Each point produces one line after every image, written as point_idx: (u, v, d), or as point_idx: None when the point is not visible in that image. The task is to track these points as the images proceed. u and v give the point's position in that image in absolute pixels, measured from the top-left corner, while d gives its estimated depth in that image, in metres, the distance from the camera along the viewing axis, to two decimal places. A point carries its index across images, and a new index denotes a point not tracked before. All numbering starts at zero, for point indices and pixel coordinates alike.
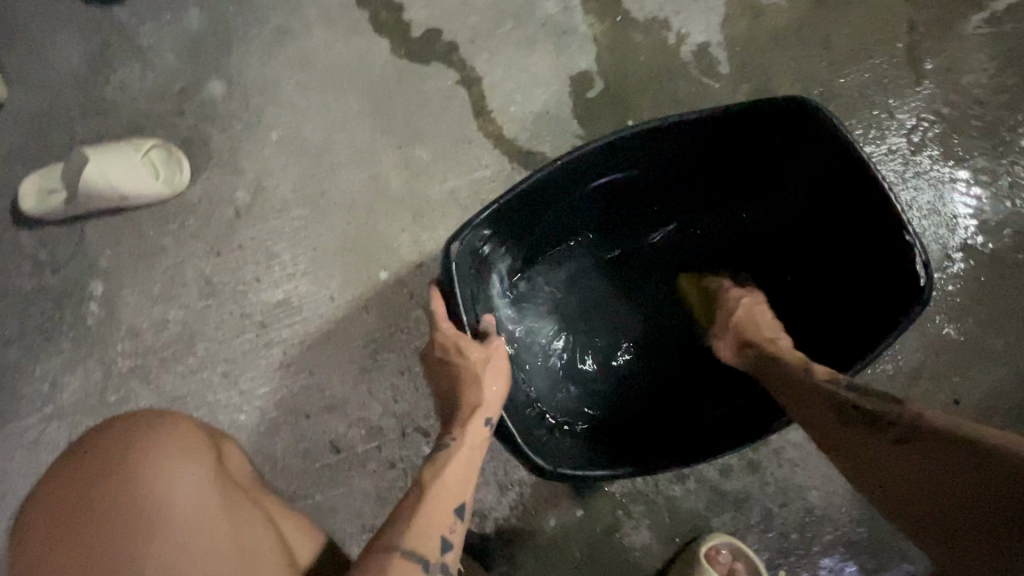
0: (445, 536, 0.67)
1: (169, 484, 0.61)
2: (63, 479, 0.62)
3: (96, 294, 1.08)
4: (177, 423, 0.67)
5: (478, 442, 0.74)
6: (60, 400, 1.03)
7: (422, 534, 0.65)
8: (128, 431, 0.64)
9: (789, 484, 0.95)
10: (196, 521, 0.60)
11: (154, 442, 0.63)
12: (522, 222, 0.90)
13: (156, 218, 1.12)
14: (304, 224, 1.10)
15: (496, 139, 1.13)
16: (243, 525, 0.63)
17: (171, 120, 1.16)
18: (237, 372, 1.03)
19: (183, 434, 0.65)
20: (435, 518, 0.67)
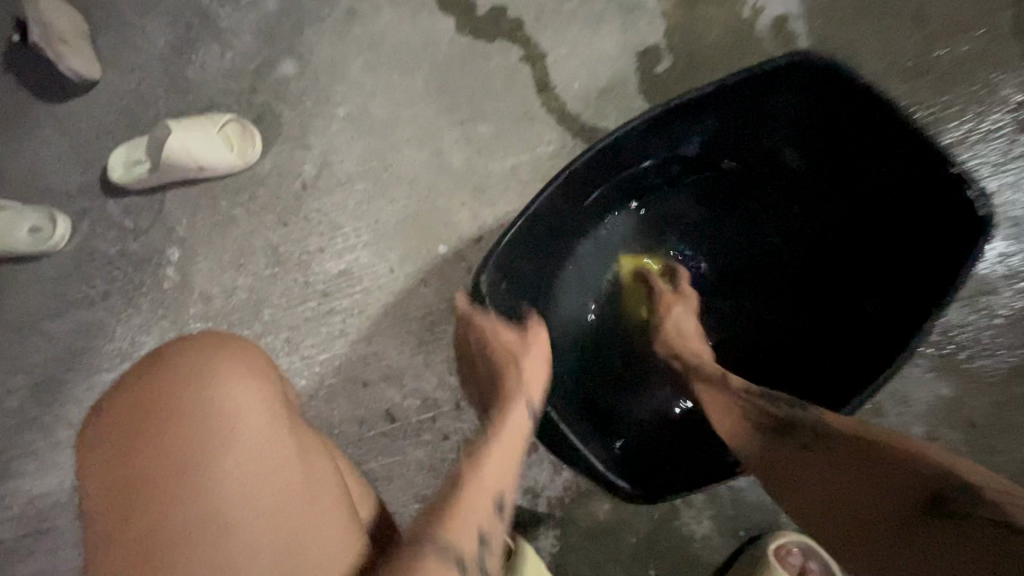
0: (484, 531, 0.58)
1: (241, 401, 0.63)
2: (144, 385, 0.64)
3: (173, 260, 1.14)
4: (250, 349, 0.68)
5: (520, 424, 0.71)
6: (138, 358, 1.09)
7: (460, 529, 0.56)
8: (208, 346, 0.66)
9: None
10: (264, 438, 0.62)
11: (229, 361, 0.65)
12: (555, 214, 0.92)
13: (229, 190, 1.16)
14: (367, 198, 1.12)
15: (559, 116, 1.11)
16: (307, 451, 0.64)
17: (246, 97, 1.21)
18: (299, 339, 1.06)
19: (255, 359, 0.67)
20: (472, 505, 0.58)
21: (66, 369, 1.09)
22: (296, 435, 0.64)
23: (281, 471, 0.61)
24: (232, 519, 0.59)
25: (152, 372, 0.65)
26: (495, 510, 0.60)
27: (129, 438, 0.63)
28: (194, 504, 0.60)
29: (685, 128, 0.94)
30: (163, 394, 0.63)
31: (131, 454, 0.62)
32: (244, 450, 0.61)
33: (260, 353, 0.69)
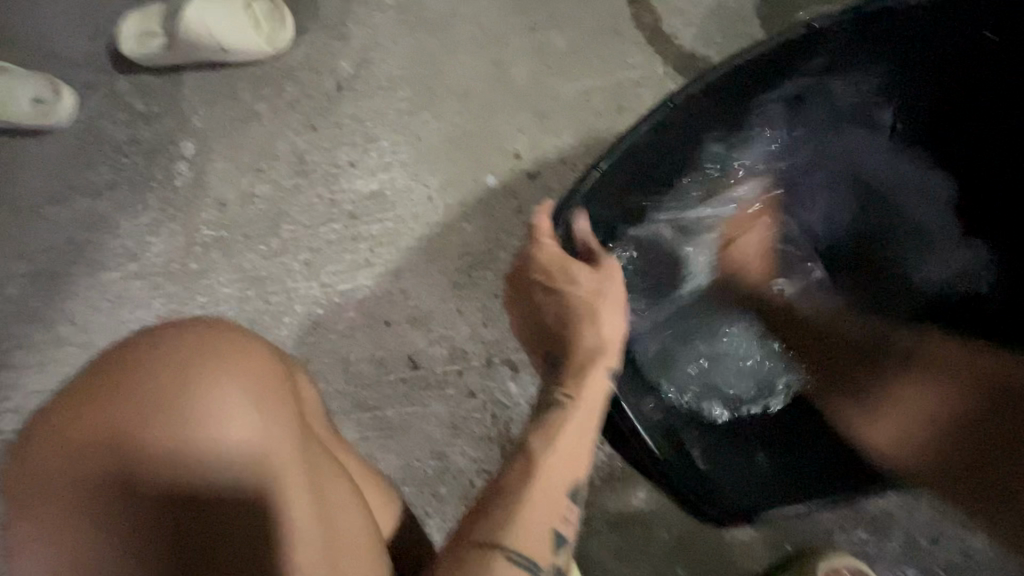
0: (556, 528, 0.56)
1: (240, 429, 0.53)
2: (111, 403, 0.53)
3: (187, 154, 1.01)
4: (255, 354, 0.56)
5: (596, 398, 0.63)
6: (145, 259, 0.99)
7: (530, 533, 0.54)
8: (195, 360, 0.54)
9: (943, 516, 0.78)
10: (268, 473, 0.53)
11: (230, 373, 0.54)
12: (668, 139, 0.73)
13: (253, 79, 1.00)
14: (409, 108, 0.95)
15: (652, 34, 0.91)
16: (321, 477, 0.55)
17: None
18: (319, 263, 0.94)
19: (259, 372, 0.55)
20: (543, 505, 0.56)
21: (68, 260, 1.00)
22: (311, 458, 0.56)
23: (290, 509, 0.53)
24: (233, 562, 0.51)
25: (124, 385, 0.53)
26: (569, 505, 0.58)
27: (99, 462, 0.52)
28: (188, 528, 0.52)
29: (824, 67, 0.74)
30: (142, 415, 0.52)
31: (105, 478, 0.51)
32: (252, 483, 0.52)
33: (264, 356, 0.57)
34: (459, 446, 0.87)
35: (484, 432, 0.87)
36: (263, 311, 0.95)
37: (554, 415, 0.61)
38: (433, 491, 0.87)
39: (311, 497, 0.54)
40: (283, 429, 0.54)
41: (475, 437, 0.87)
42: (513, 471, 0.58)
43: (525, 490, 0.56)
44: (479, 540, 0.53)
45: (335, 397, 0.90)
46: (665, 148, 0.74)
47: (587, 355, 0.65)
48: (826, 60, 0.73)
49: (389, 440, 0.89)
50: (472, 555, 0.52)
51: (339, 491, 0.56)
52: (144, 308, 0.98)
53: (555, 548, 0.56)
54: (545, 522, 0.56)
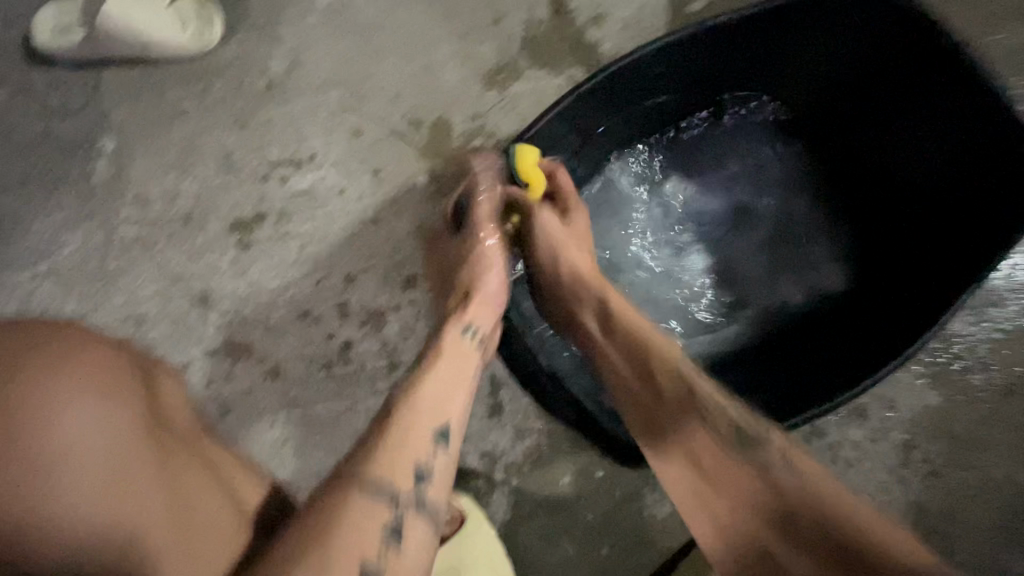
0: (423, 462, 0.53)
1: (71, 424, 0.42)
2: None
3: (106, 150, 0.98)
4: (100, 353, 0.46)
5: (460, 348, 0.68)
6: (57, 259, 0.95)
7: (384, 467, 0.51)
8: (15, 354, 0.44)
9: (838, 485, 0.85)
10: (114, 474, 0.43)
11: (65, 366, 0.44)
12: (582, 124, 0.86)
13: (178, 77, 0.99)
14: (341, 108, 0.97)
15: (573, 44, 0.97)
16: (173, 472, 0.46)
17: None
18: (247, 261, 0.93)
19: (94, 368, 0.45)
20: (401, 443, 0.54)
21: None
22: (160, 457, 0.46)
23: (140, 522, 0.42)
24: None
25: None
26: (431, 442, 0.55)
27: None
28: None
29: (719, 66, 0.90)
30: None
31: None
32: (69, 492, 0.41)
33: (105, 352, 0.47)
34: None
35: None
36: (187, 310, 0.92)
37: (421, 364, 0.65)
38: None
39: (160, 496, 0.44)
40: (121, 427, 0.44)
41: None
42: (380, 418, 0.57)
43: (393, 420, 0.56)
44: (329, 484, 0.50)
45: (263, 395, 0.89)
46: (590, 127, 0.88)
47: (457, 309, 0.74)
48: (721, 56, 0.88)
49: (318, 437, 0.88)
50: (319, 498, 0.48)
51: (195, 483, 0.48)
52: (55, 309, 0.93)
53: (417, 481, 0.52)
54: (401, 458, 0.52)
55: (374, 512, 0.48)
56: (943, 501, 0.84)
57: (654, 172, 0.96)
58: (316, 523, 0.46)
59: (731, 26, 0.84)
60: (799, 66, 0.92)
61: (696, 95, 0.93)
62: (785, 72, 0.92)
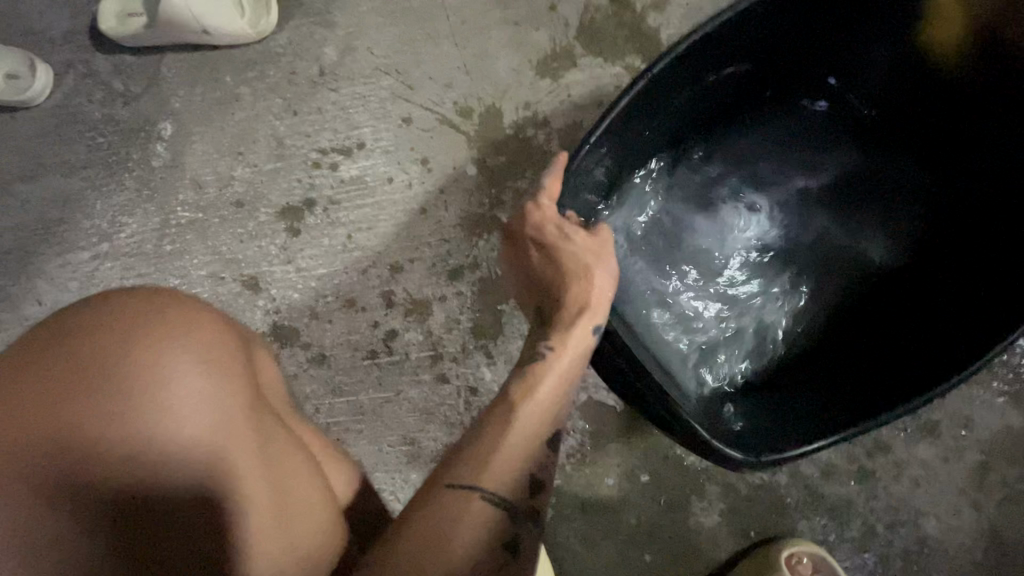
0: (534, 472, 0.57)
1: (177, 388, 0.52)
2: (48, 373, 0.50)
3: (165, 135, 1.00)
4: (206, 319, 0.56)
5: (582, 348, 0.64)
6: (117, 240, 0.98)
7: (500, 473, 0.55)
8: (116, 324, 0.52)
9: (903, 505, 0.79)
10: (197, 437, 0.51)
11: (166, 338, 0.53)
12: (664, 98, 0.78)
13: (234, 63, 1.00)
14: (391, 96, 0.96)
15: (631, 31, 0.93)
16: (272, 446, 0.55)
17: None
18: (296, 247, 0.94)
19: (217, 342, 0.55)
20: (518, 450, 0.57)
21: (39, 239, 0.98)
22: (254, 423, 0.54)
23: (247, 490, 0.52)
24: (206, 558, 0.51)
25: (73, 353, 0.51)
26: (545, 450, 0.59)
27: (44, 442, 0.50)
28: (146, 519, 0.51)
29: (769, 56, 0.83)
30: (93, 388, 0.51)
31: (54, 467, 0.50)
32: (212, 453, 0.51)
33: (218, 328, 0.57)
34: (432, 430, 0.87)
35: (457, 418, 0.87)
36: (238, 293, 0.94)
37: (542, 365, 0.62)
38: (404, 475, 0.87)
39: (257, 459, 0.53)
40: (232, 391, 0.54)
41: (448, 422, 0.87)
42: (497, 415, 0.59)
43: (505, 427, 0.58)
44: (451, 481, 0.54)
45: (308, 380, 0.90)
46: (641, 129, 0.80)
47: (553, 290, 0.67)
48: (781, 41, 0.81)
49: (360, 425, 0.88)
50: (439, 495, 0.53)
51: (292, 459, 0.56)
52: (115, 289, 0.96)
53: (526, 493, 0.56)
54: (515, 468, 0.56)
55: (488, 518, 0.53)
56: (1021, 528, 0.78)
57: (711, 157, 0.92)
58: (437, 518, 0.52)
59: (789, 11, 0.77)
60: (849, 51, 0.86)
61: (743, 87, 0.87)
62: (835, 58, 0.87)
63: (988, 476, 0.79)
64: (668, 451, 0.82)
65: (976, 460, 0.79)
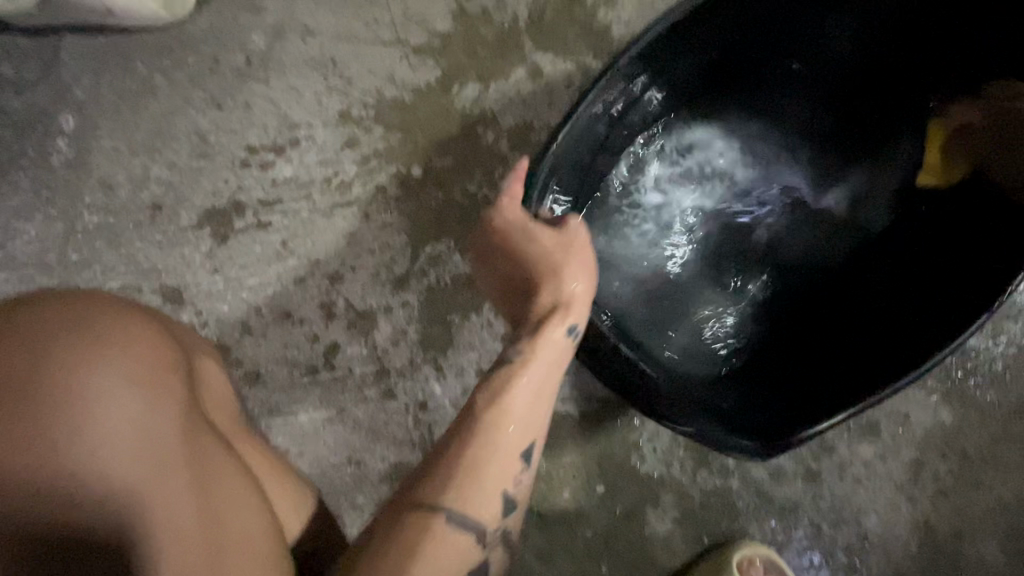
0: (509, 492, 0.52)
1: (106, 411, 0.47)
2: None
3: (66, 129, 0.88)
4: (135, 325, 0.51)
5: (557, 355, 0.60)
6: (12, 248, 0.86)
7: (474, 493, 0.50)
8: (36, 338, 0.48)
9: (845, 502, 0.81)
10: (151, 450, 0.47)
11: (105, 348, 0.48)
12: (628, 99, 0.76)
13: (146, 49, 0.90)
14: (326, 89, 0.89)
15: (582, 27, 0.89)
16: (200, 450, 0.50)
17: None
18: (223, 256, 0.86)
19: (152, 350, 0.51)
20: (496, 472, 0.52)
21: None
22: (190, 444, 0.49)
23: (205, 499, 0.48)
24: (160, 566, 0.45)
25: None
26: (522, 468, 0.53)
27: None
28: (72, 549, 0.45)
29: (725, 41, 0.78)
30: (22, 404, 0.46)
31: None
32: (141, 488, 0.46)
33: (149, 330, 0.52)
34: (380, 449, 0.82)
35: (405, 435, 0.83)
36: (158, 307, 0.85)
37: (510, 371, 0.57)
38: (351, 498, 0.82)
39: (188, 485, 0.48)
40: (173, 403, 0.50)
41: (397, 440, 0.82)
42: (466, 423, 0.53)
43: (474, 451, 0.51)
44: (419, 498, 0.49)
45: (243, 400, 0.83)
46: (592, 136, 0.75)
47: (544, 312, 0.62)
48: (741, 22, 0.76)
49: (301, 447, 0.82)
50: (408, 513, 0.48)
51: (229, 481, 0.50)
52: (12, 305, 0.85)
53: (504, 512, 0.52)
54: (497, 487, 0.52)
55: (467, 543, 0.48)
56: (952, 521, 0.81)
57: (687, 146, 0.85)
58: (405, 542, 0.47)
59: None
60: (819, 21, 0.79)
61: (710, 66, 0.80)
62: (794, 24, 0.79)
63: (922, 472, 0.81)
64: (623, 461, 0.81)
65: (908, 455, 0.82)
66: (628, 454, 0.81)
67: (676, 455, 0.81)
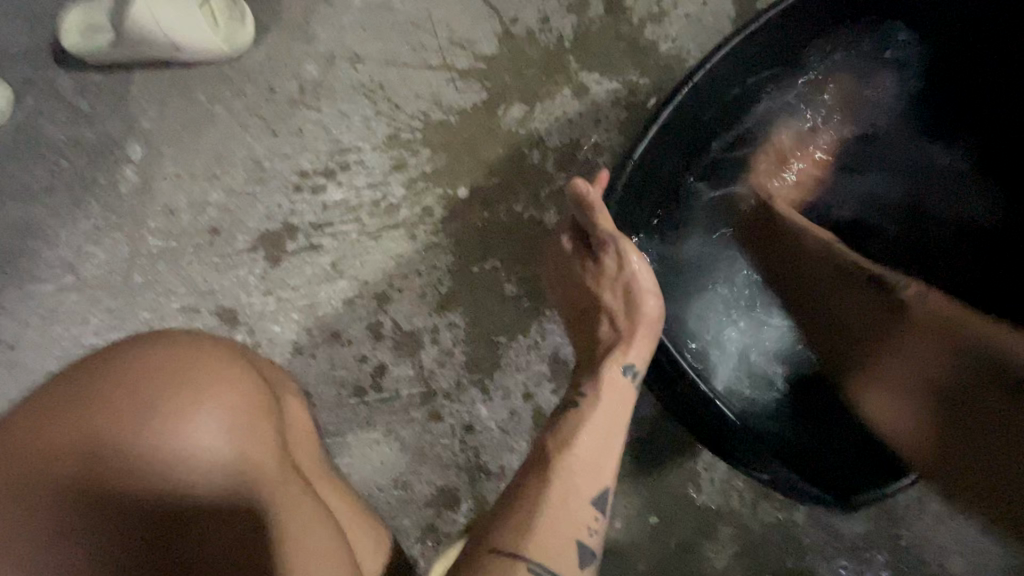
0: (581, 540, 0.50)
1: (202, 440, 0.52)
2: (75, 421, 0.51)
3: (134, 158, 0.93)
4: (220, 352, 0.56)
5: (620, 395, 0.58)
6: (83, 271, 0.91)
7: (549, 543, 0.48)
8: (142, 363, 0.53)
9: (925, 542, 0.75)
10: (236, 485, 0.52)
11: (200, 380, 0.53)
12: (705, 108, 0.76)
13: (207, 81, 0.94)
14: (375, 114, 0.91)
15: (629, 44, 0.88)
16: (281, 479, 0.55)
17: None
18: (276, 278, 0.88)
19: (240, 376, 0.56)
20: (566, 516, 0.50)
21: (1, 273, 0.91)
22: (276, 470, 0.55)
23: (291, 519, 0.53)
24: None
25: (102, 396, 0.52)
26: (596, 517, 0.51)
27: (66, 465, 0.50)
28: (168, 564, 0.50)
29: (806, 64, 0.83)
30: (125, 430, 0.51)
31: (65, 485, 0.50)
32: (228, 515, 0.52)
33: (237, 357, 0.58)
34: (427, 472, 0.81)
35: (451, 459, 0.81)
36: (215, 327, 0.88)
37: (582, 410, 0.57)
38: (398, 521, 0.81)
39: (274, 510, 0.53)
40: (259, 451, 0.54)
41: (444, 463, 0.81)
42: (538, 467, 0.52)
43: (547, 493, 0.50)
44: (494, 545, 0.47)
45: None
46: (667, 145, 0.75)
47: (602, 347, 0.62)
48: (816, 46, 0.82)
49: (348, 467, 0.82)
50: (488, 562, 0.46)
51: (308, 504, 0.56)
52: (82, 325, 0.90)
53: (580, 563, 0.50)
54: (570, 535, 0.49)
55: None
56: None
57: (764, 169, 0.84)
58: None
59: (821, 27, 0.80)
60: (872, 42, 0.84)
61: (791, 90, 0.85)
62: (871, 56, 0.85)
63: None
64: (678, 491, 0.77)
65: None
66: (683, 483, 0.77)
67: (735, 486, 0.77)
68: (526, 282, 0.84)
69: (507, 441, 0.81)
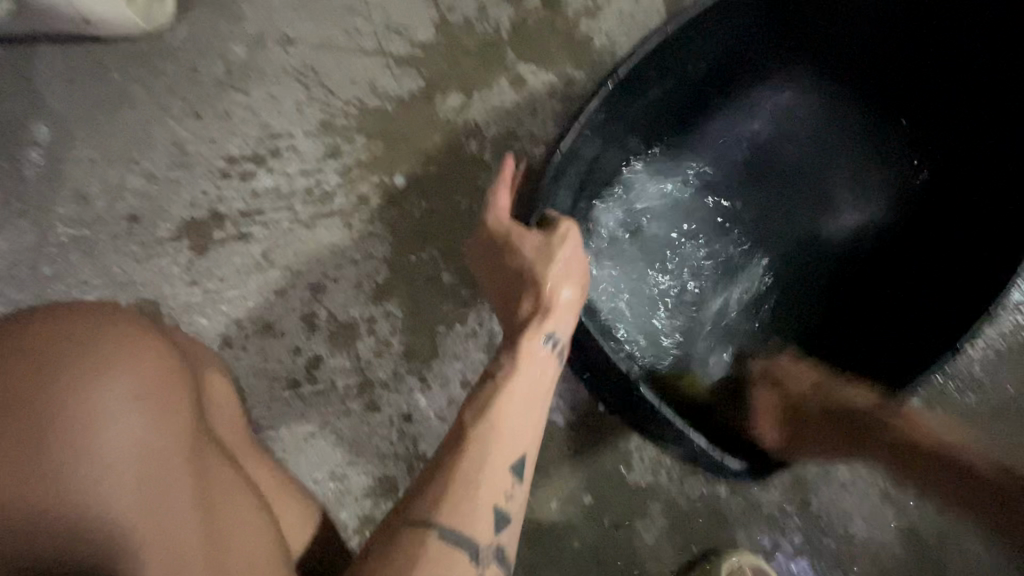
0: (500, 506, 0.52)
1: (118, 428, 0.48)
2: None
3: (40, 139, 0.86)
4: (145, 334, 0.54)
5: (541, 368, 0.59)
6: None
7: (463, 509, 0.50)
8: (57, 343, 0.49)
9: (832, 508, 0.81)
10: (152, 475, 0.49)
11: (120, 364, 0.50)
12: (636, 100, 0.77)
13: (122, 58, 0.88)
14: (308, 99, 0.88)
15: (565, 37, 0.90)
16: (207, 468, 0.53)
17: None
18: (202, 268, 0.84)
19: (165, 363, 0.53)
20: (483, 484, 0.51)
21: None
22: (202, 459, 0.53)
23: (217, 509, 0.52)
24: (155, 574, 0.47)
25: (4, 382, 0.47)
26: (512, 485, 0.53)
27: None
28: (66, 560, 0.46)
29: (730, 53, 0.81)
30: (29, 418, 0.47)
31: None
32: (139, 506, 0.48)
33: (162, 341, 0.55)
34: (365, 463, 0.81)
35: (389, 449, 0.81)
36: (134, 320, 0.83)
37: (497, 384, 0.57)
38: (335, 514, 0.80)
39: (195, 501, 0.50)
40: (173, 435, 0.51)
41: (382, 454, 0.81)
42: (454, 437, 0.54)
43: (464, 461, 0.52)
44: (411, 516, 0.49)
45: None
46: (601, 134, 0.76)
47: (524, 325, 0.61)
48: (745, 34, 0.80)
49: (282, 461, 0.81)
50: (404, 528, 0.48)
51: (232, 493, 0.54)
52: None
53: (497, 529, 0.51)
54: (489, 502, 0.51)
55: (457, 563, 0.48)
56: (937, 523, 0.81)
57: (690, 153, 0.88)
58: (399, 559, 0.47)
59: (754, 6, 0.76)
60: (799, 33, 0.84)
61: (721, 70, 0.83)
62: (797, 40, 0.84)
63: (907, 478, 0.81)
64: (611, 470, 0.80)
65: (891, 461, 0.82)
66: (616, 463, 0.80)
67: (664, 464, 0.81)
68: (464, 270, 0.84)
69: (445, 429, 0.81)
